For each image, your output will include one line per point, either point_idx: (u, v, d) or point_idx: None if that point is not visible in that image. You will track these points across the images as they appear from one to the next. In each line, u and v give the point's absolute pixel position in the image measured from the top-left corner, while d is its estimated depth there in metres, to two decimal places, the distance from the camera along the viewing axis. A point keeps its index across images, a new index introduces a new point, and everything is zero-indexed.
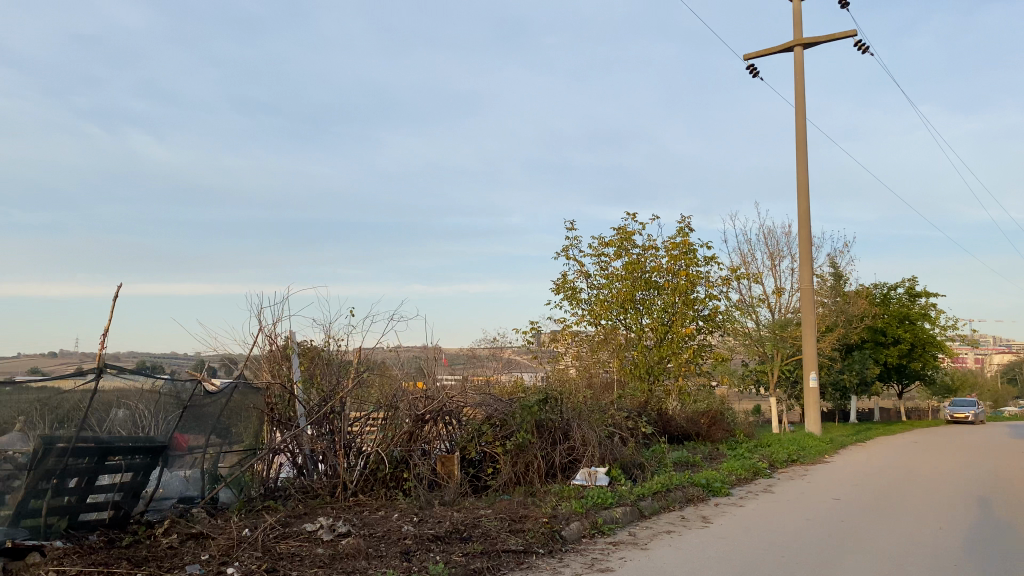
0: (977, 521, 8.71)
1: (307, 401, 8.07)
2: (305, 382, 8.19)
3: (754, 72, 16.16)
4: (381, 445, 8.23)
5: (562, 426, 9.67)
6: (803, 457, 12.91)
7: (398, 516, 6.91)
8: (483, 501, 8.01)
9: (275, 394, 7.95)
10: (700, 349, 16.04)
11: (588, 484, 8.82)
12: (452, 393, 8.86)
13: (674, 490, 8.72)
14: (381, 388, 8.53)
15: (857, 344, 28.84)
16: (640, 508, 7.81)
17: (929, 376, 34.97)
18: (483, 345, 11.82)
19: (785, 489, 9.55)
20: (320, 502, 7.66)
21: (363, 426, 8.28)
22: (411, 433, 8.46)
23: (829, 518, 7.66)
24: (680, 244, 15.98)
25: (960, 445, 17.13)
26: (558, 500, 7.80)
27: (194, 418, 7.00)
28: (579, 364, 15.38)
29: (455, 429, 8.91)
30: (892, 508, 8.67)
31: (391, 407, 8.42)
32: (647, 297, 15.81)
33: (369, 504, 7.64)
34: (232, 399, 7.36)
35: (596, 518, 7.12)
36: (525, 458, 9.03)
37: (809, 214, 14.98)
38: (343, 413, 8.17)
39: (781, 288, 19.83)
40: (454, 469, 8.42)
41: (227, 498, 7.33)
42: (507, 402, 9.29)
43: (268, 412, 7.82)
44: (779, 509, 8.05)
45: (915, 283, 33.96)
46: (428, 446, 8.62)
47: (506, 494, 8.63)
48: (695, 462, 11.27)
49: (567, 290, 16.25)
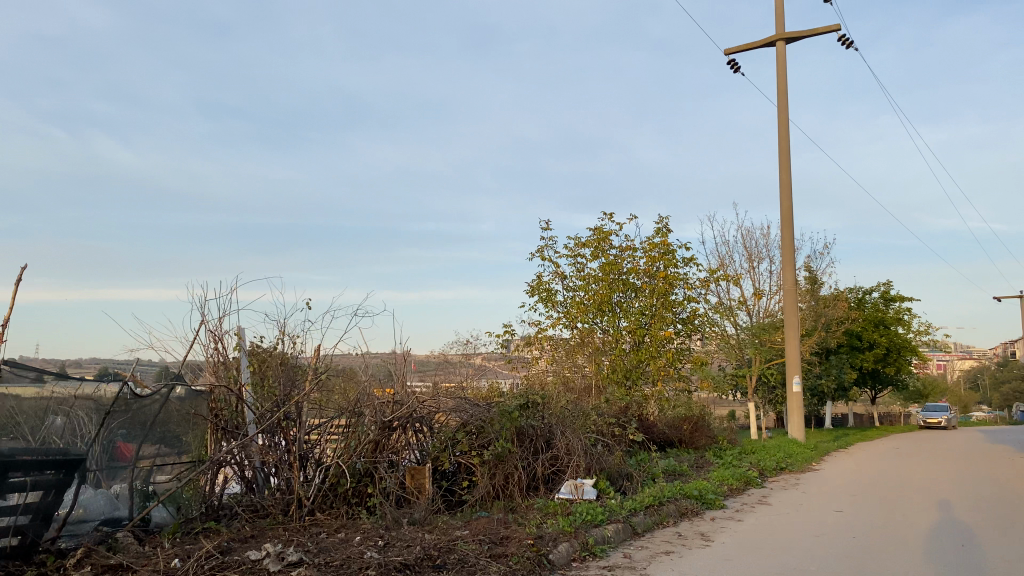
0: (983, 533, 8.35)
1: (256, 407, 7.46)
2: (254, 385, 7.65)
3: (734, 67, 15.82)
4: (344, 456, 7.63)
5: (544, 433, 9.28)
6: (792, 465, 12.52)
7: (361, 539, 6.36)
8: (457, 519, 7.50)
9: (220, 399, 7.36)
10: (679, 353, 15.67)
11: (575, 497, 8.34)
12: (422, 399, 8.35)
13: (666, 502, 8.29)
14: (344, 393, 7.93)
15: (834, 348, 28.75)
16: (633, 525, 7.35)
17: (901, 381, 35.07)
18: (458, 348, 11.32)
19: (782, 500, 9.12)
20: (271, 524, 7.10)
21: (322, 435, 7.71)
22: (377, 442, 7.88)
23: (836, 533, 7.23)
24: (659, 244, 15.62)
25: (947, 451, 16.94)
26: (543, 517, 7.32)
27: (122, 426, 6.35)
28: (554, 367, 14.91)
29: (426, 437, 8.40)
30: (895, 521, 8.29)
31: (354, 414, 7.86)
32: (625, 299, 15.45)
33: (327, 525, 7.08)
34: (170, 407, 6.79)
35: (587, 538, 6.64)
36: (504, 470, 8.53)
37: (792, 215, 14.67)
38: (299, 421, 7.62)
39: (761, 291, 19.55)
40: (425, 483, 7.90)
41: (162, 518, 6.71)
42: (485, 407, 8.69)
43: (212, 420, 7.28)
44: (780, 524, 7.61)
45: (889, 286, 34.05)
46: (396, 457, 8.07)
47: (483, 510, 8.15)
48: (682, 471, 10.88)
49: (542, 292, 15.80)
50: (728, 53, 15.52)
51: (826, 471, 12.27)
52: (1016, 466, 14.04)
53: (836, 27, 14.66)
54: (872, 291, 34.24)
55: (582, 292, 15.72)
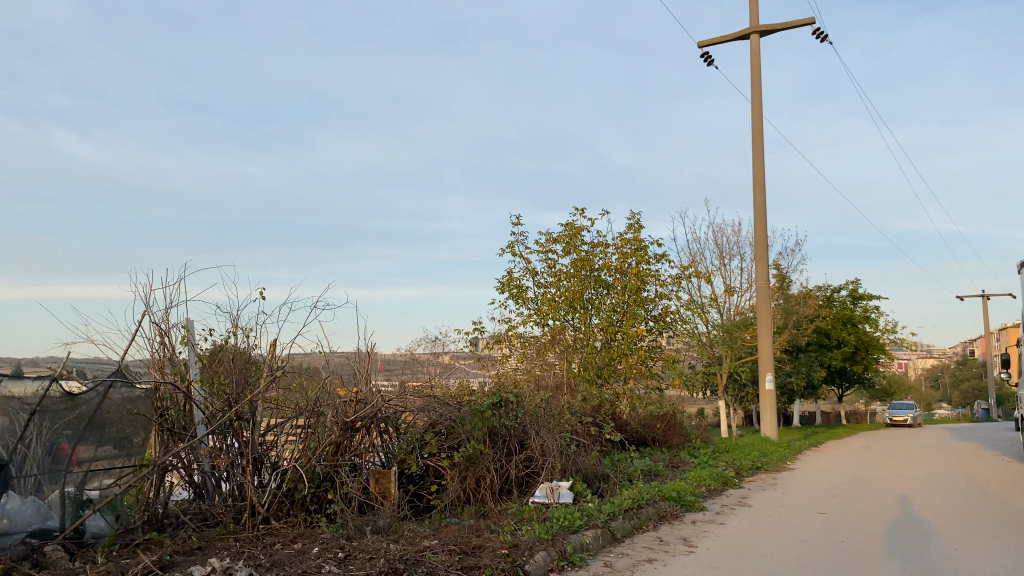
0: (964, 535, 8.24)
1: (206, 406, 7.06)
2: (205, 382, 7.25)
3: (708, 60, 15.69)
4: (303, 460, 7.35)
5: (518, 433, 9.05)
6: (767, 464, 12.41)
7: (319, 551, 6.04)
8: (425, 526, 7.24)
9: (166, 397, 6.92)
10: (651, 350, 15.54)
11: (550, 501, 8.11)
12: (389, 398, 7.98)
13: (645, 505, 8.09)
14: (304, 392, 7.60)
15: (803, 346, 28.91)
16: (612, 531, 7.13)
17: (868, 379, 35.39)
18: (427, 344, 11.05)
19: (762, 501, 8.98)
20: (222, 533, 6.76)
21: (279, 437, 7.51)
22: (338, 445, 7.55)
23: (825, 538, 7.07)
24: (630, 240, 15.44)
25: (918, 448, 17.02)
26: (517, 524, 7.06)
27: (53, 428, 6.00)
28: (525, 365, 14.60)
29: (393, 439, 8.07)
30: (878, 524, 8.15)
31: (315, 414, 7.53)
32: (596, 296, 15.28)
33: (283, 534, 6.77)
34: (108, 406, 6.43)
35: (565, 546, 6.40)
36: (476, 472, 8.30)
37: (766, 211, 14.59)
38: (251, 421, 7.29)
39: (733, 288, 19.45)
40: (390, 488, 7.62)
41: (99, 527, 6.26)
42: (456, 406, 8.37)
43: (157, 419, 6.85)
44: (764, 528, 7.44)
45: (857, 284, 34.34)
46: (358, 460, 7.75)
47: (452, 515, 7.90)
48: (658, 471, 10.70)
49: (512, 288, 15.54)
50: (703, 46, 15.38)
51: (802, 471, 12.18)
52: (987, 463, 14.10)
53: (812, 21, 14.62)
54: (841, 289, 34.50)
55: (553, 288, 15.49)
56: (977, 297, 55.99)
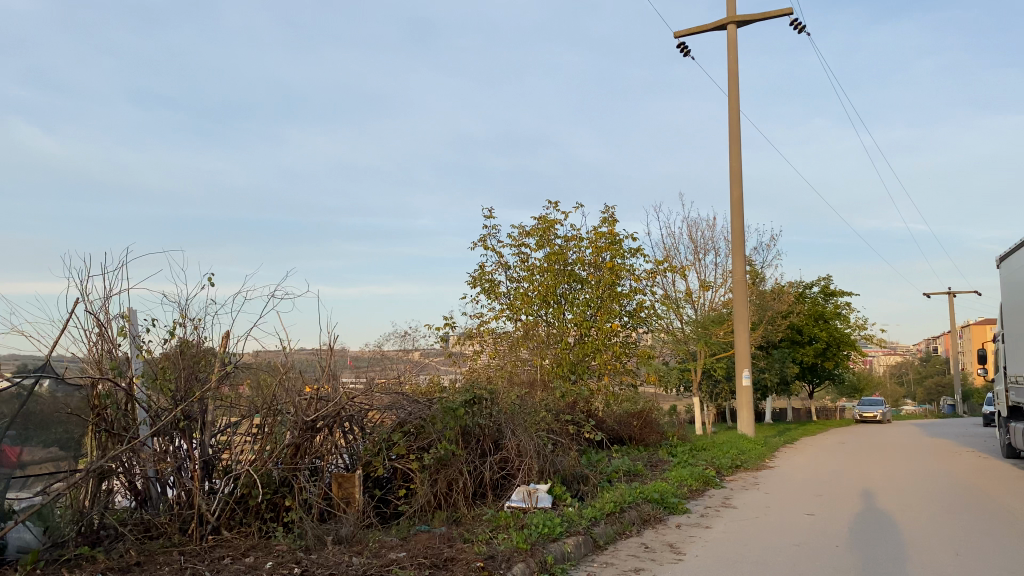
0: (945, 531, 8.12)
1: (150, 405, 6.68)
2: (146, 376, 6.78)
3: (684, 51, 15.52)
4: (258, 462, 6.97)
5: (493, 432, 8.80)
6: (746, 462, 12.24)
7: (275, 566, 5.70)
8: (392, 535, 6.92)
9: (105, 396, 6.54)
10: (626, 346, 15.31)
11: (528, 506, 7.84)
12: (354, 396, 7.59)
13: (627, 509, 7.85)
14: (259, 389, 7.19)
15: (776, 343, 28.96)
16: (594, 537, 6.87)
17: (839, 376, 35.61)
18: (396, 340, 10.74)
19: (746, 502, 8.80)
20: (165, 546, 6.38)
21: (232, 440, 7.07)
22: (297, 447, 7.19)
23: (817, 542, 6.87)
24: (604, 234, 15.23)
25: (892, 445, 17.00)
26: (493, 532, 6.76)
27: None
28: (498, 361, 14.29)
29: (359, 439, 7.74)
30: (868, 526, 7.98)
31: (272, 413, 7.15)
32: (570, 290, 15.05)
33: (235, 546, 6.44)
34: (35, 406, 6.10)
35: (545, 556, 6.13)
36: (447, 474, 8.00)
37: (743, 204, 14.47)
38: (199, 420, 6.90)
39: (708, 283, 19.32)
40: (354, 493, 7.31)
41: (26, 539, 5.91)
42: (426, 404, 8.05)
43: (93, 419, 6.47)
44: (752, 531, 7.24)
45: (829, 280, 34.56)
46: (320, 462, 7.38)
47: (422, 522, 7.61)
48: (638, 471, 10.48)
49: (484, 283, 15.23)
50: (679, 37, 15.21)
51: (782, 469, 12.03)
52: (966, 460, 14.03)
53: (789, 12, 14.53)
54: (812, 285, 34.72)
55: (526, 283, 15.23)
56: (944, 293, 56.69)
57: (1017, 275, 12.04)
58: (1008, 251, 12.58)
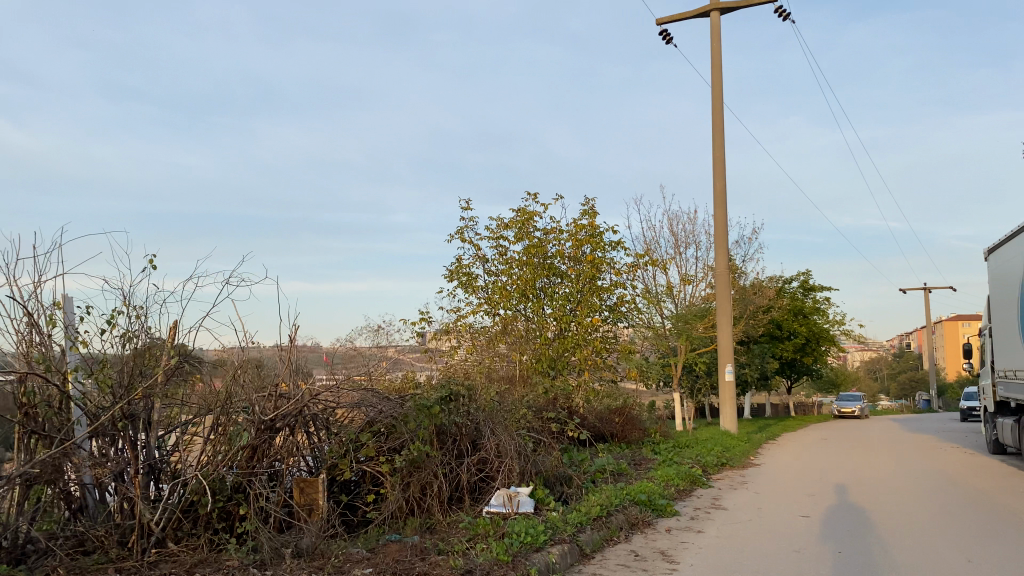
0: (936, 528, 7.93)
1: (87, 402, 6.24)
2: (81, 371, 6.35)
3: (666, 39, 15.28)
4: (208, 465, 6.60)
5: (470, 432, 8.52)
6: (731, 460, 12.03)
7: None
8: (357, 546, 6.62)
9: (33, 393, 6.08)
10: (606, 341, 15.08)
11: (508, 511, 7.55)
12: (319, 395, 7.24)
13: (614, 512, 7.60)
14: (210, 386, 6.81)
15: (756, 338, 28.91)
16: (580, 545, 6.59)
17: (817, 371, 35.69)
18: (371, 335, 10.42)
19: (735, 503, 8.55)
20: (100, 563, 6.02)
21: (178, 442, 6.70)
22: (253, 450, 6.82)
23: (817, 549, 6.66)
24: (584, 226, 14.97)
25: (875, 441, 16.91)
26: (470, 542, 6.45)
27: None
28: (475, 357, 14.01)
29: (324, 440, 7.39)
30: (866, 527, 7.76)
31: (225, 412, 6.76)
32: (550, 284, 14.78)
33: (180, 562, 6.10)
34: None
35: (528, 568, 5.84)
36: (420, 478, 7.70)
37: (726, 195, 14.30)
38: (141, 419, 6.47)
39: (689, 277, 19.14)
40: (317, 499, 6.99)
41: None
42: (397, 402, 7.76)
43: (20, 420, 6.01)
44: (748, 535, 7.03)
45: (808, 275, 34.59)
46: (280, 466, 7.01)
47: (392, 529, 7.30)
48: (623, 470, 10.25)
49: (462, 276, 14.92)
50: (661, 24, 14.97)
51: (767, 467, 11.83)
52: (952, 456, 13.91)
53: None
54: (792, 280, 34.75)
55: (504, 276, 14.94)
56: (919, 287, 57.05)
57: (1007, 268, 11.90)
58: (996, 243, 12.46)
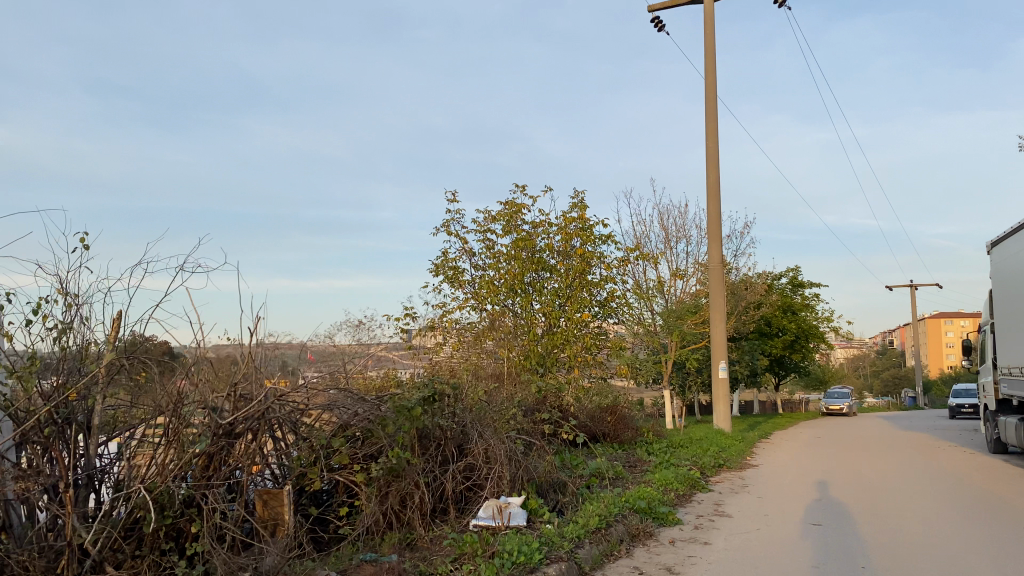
0: (941, 529, 7.64)
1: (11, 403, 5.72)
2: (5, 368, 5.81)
3: (658, 26, 14.96)
4: (157, 476, 6.10)
5: (457, 436, 8.19)
6: (728, 461, 11.74)
7: None
8: (326, 568, 6.32)
9: None
10: (596, 337, 14.79)
11: (499, 525, 7.19)
12: (290, 399, 6.88)
13: (614, 523, 7.28)
14: (161, 390, 6.26)
15: (746, 336, 28.79)
16: (578, 563, 6.25)
17: (806, 368, 35.65)
18: (356, 331, 10.10)
19: (739, 510, 8.27)
20: None
21: (126, 451, 6.25)
22: (210, 459, 6.43)
23: (834, 561, 6.33)
24: (574, 220, 14.63)
25: (869, 441, 16.68)
26: (458, 562, 6.09)
27: None
28: (461, 353, 13.70)
29: (292, 446, 7.04)
30: (875, 530, 7.47)
31: (175, 418, 6.21)
32: (538, 279, 14.45)
33: None
34: None
35: None
36: (400, 488, 7.35)
37: (719, 189, 14.01)
38: (82, 424, 6.14)
39: (679, 273, 18.88)
40: (283, 513, 6.72)
41: None
42: (375, 405, 7.42)
43: None
44: (758, 547, 6.70)
45: (797, 272, 34.52)
46: (242, 476, 6.64)
47: (367, 544, 6.98)
48: (620, 474, 9.93)
49: (448, 270, 14.55)
50: (654, 10, 14.63)
51: (765, 468, 11.56)
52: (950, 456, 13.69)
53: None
54: (780, 276, 34.68)
55: (492, 271, 14.59)
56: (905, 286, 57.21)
57: (1012, 262, 11.62)
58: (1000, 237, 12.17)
